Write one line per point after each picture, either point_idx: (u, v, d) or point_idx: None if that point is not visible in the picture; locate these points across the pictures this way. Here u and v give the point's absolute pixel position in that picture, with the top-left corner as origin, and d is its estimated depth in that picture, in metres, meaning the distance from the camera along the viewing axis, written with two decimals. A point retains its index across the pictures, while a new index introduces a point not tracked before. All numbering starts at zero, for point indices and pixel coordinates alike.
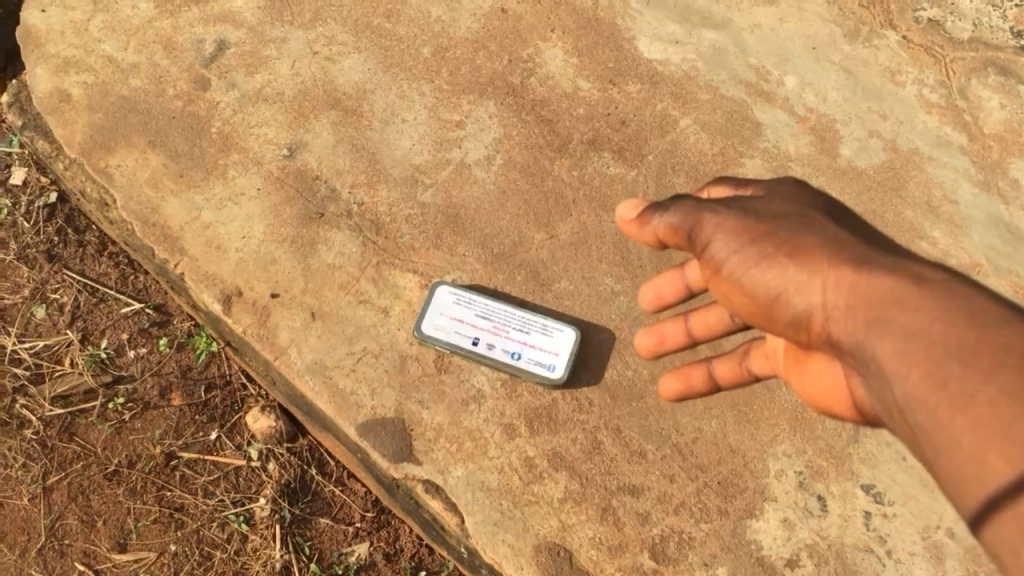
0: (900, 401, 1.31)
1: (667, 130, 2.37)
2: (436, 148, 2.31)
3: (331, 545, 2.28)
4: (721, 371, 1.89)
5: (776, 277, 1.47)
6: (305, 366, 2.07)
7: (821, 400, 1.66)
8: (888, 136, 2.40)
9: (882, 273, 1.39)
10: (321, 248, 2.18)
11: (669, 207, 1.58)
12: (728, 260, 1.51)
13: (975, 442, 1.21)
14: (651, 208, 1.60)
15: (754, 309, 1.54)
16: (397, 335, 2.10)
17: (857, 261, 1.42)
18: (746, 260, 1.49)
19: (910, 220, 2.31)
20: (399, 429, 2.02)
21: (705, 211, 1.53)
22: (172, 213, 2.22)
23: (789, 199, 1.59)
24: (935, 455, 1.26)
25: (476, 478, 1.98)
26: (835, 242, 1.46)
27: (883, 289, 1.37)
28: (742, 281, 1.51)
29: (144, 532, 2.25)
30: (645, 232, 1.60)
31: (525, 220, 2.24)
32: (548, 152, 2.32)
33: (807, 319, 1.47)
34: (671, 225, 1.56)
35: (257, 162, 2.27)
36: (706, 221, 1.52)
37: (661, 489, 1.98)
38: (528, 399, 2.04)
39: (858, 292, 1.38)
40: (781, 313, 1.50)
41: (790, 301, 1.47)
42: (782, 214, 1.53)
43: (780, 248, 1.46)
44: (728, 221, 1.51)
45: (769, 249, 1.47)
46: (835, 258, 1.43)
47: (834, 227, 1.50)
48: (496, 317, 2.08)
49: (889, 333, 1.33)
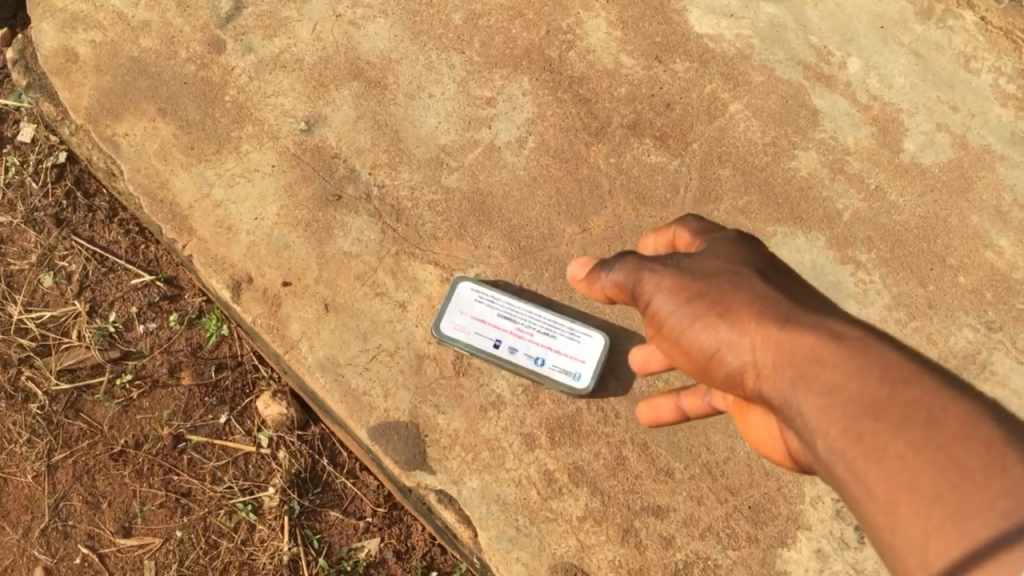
0: (825, 462, 1.20)
1: (715, 116, 2.18)
2: (464, 127, 2.15)
3: (340, 539, 2.16)
4: (687, 404, 1.67)
5: (708, 335, 1.33)
6: (315, 361, 1.96)
7: (759, 443, 1.54)
8: (957, 131, 2.20)
9: (807, 329, 1.26)
10: (337, 233, 2.05)
11: (614, 264, 1.46)
12: (667, 320, 1.37)
13: (885, 494, 1.09)
14: (598, 266, 1.49)
15: (694, 366, 1.40)
16: (415, 331, 1.98)
17: (784, 317, 1.28)
18: (682, 319, 1.35)
19: (976, 226, 2.12)
20: (413, 435, 1.90)
21: (645, 270, 1.40)
22: (181, 189, 2.10)
23: (729, 250, 1.43)
24: (856, 512, 1.15)
25: (492, 490, 1.87)
26: (765, 296, 1.32)
27: (806, 345, 1.23)
28: (680, 340, 1.37)
29: (150, 517, 2.18)
30: (594, 289, 1.49)
31: (556, 211, 2.08)
32: (584, 136, 2.15)
33: (739, 377, 1.33)
34: (616, 284, 1.44)
35: (273, 136, 2.13)
36: (646, 280, 1.39)
37: (687, 512, 1.86)
38: (551, 408, 1.92)
39: (783, 350, 1.25)
40: (715, 370, 1.36)
41: (720, 360, 1.33)
42: (717, 267, 1.38)
43: (712, 306, 1.33)
44: (666, 280, 1.37)
45: (701, 307, 1.34)
46: (764, 314, 1.29)
47: (765, 280, 1.36)
48: (518, 318, 1.94)
49: (811, 392, 1.21)
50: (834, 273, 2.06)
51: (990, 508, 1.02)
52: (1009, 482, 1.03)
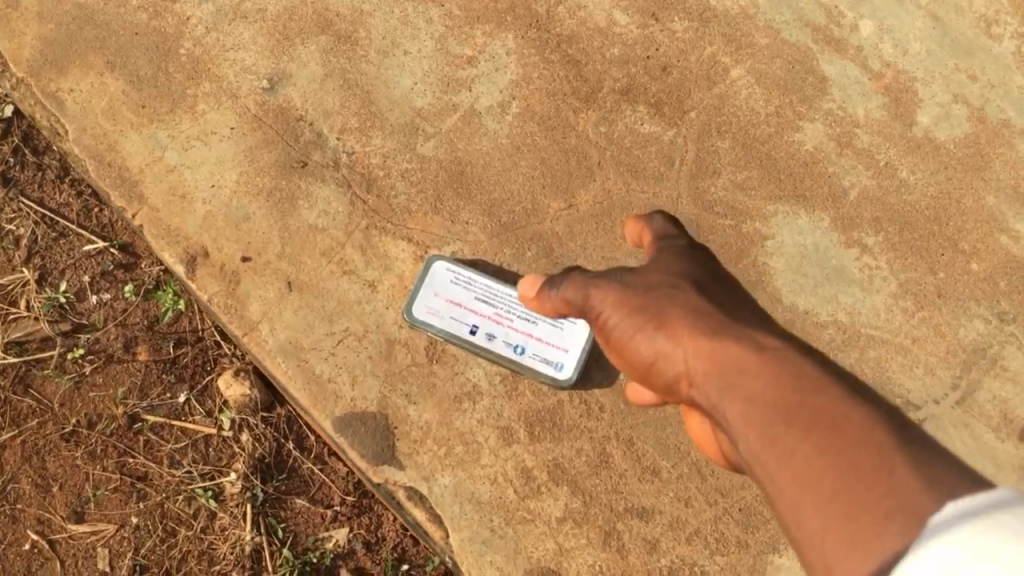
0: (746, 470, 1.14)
1: (715, 82, 2.01)
2: (442, 89, 1.97)
3: (306, 529, 2.03)
4: None
5: (647, 345, 1.29)
6: (277, 345, 1.81)
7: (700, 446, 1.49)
8: (975, 103, 2.04)
9: (735, 338, 1.21)
10: (302, 205, 1.88)
11: (561, 281, 1.41)
12: (612, 333, 1.33)
13: (792, 495, 1.04)
14: (547, 284, 1.43)
15: (636, 377, 1.35)
16: (385, 315, 1.83)
17: (714, 328, 1.24)
18: (625, 331, 1.31)
19: (991, 207, 1.97)
20: (381, 427, 1.77)
21: (592, 286, 1.36)
22: (132, 153, 1.92)
23: (671, 261, 1.40)
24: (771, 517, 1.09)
25: (466, 488, 1.75)
26: (700, 307, 1.28)
27: (731, 353, 1.19)
28: (623, 351, 1.32)
29: (104, 502, 2.04)
30: (545, 308, 1.44)
31: (541, 184, 1.92)
32: (573, 102, 1.97)
33: (677, 387, 1.28)
34: (565, 301, 1.39)
35: (232, 95, 1.95)
36: (593, 295, 1.35)
37: (674, 514, 1.75)
38: (530, 399, 1.79)
39: (712, 358, 1.21)
40: (654, 381, 1.31)
41: (657, 370, 1.29)
42: (657, 278, 1.35)
43: (649, 318, 1.29)
44: (610, 294, 1.34)
45: (639, 318, 1.30)
46: (697, 324, 1.25)
47: (703, 292, 1.32)
48: (497, 301, 1.80)
49: (733, 399, 1.16)
50: (837, 256, 1.91)
51: (887, 517, 0.98)
52: (907, 493, 0.98)
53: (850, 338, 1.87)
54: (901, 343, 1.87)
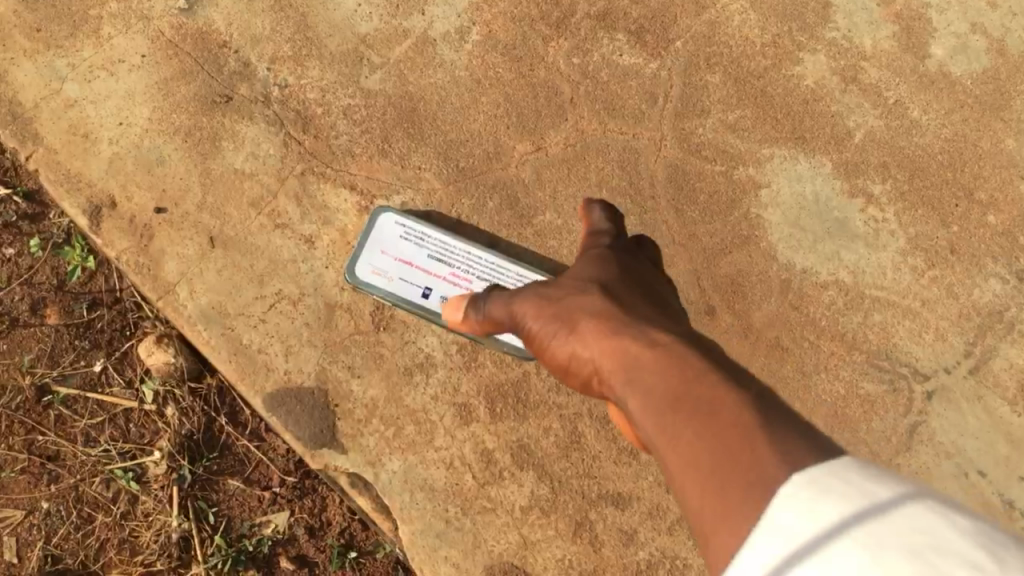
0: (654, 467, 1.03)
1: (705, 6, 1.75)
2: (389, 12, 1.70)
3: (241, 513, 1.80)
4: None
5: (563, 348, 1.21)
6: (198, 310, 1.56)
7: None
8: (995, 34, 1.80)
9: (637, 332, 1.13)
10: (226, 146, 1.62)
11: (488, 297, 1.34)
12: (534, 341, 1.25)
13: (680, 480, 0.93)
14: (475, 301, 1.35)
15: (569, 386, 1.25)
16: (324, 275, 1.59)
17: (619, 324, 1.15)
18: (543, 336, 1.24)
19: (1012, 152, 1.75)
20: (320, 405, 1.54)
21: (517, 297, 1.30)
22: (24, 83, 1.64)
23: (599, 262, 1.33)
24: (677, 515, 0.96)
25: (417, 474, 1.53)
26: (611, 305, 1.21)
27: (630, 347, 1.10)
28: (546, 358, 1.24)
29: (10, 485, 1.79)
30: (478, 329, 1.36)
31: (504, 123, 1.66)
32: (541, 28, 1.71)
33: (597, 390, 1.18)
34: (492, 316, 1.32)
35: (142, 16, 1.67)
36: (516, 305, 1.28)
37: (654, 501, 1.54)
38: (491, 372, 1.57)
39: (613, 354, 1.12)
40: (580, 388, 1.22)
41: (575, 373, 1.20)
42: (576, 280, 1.29)
43: (559, 320, 1.22)
44: (527, 302, 1.27)
45: (552, 324, 1.23)
46: (601, 322, 1.17)
47: (617, 288, 1.26)
48: (453, 260, 1.57)
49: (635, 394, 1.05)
50: (840, 207, 1.69)
51: (749, 496, 0.86)
52: (769, 467, 0.86)
53: (854, 299, 1.65)
54: (911, 306, 1.66)
